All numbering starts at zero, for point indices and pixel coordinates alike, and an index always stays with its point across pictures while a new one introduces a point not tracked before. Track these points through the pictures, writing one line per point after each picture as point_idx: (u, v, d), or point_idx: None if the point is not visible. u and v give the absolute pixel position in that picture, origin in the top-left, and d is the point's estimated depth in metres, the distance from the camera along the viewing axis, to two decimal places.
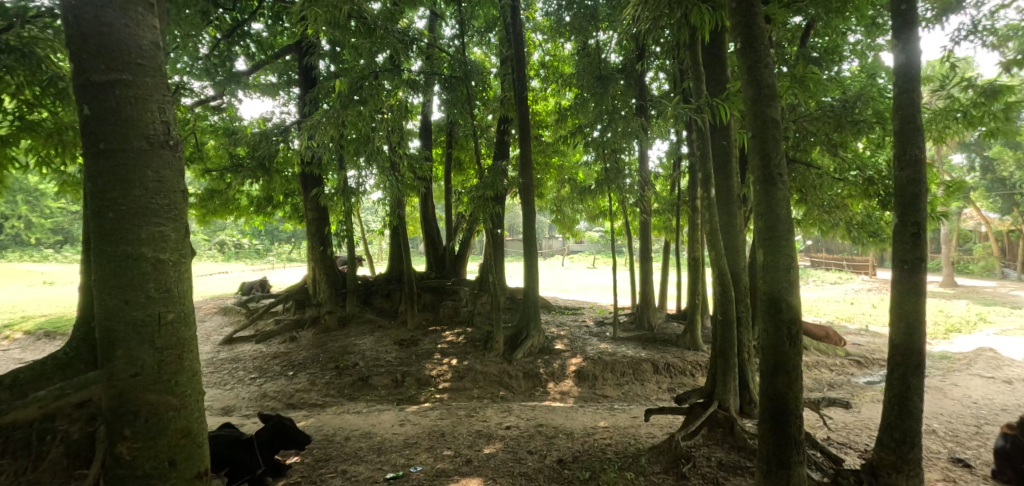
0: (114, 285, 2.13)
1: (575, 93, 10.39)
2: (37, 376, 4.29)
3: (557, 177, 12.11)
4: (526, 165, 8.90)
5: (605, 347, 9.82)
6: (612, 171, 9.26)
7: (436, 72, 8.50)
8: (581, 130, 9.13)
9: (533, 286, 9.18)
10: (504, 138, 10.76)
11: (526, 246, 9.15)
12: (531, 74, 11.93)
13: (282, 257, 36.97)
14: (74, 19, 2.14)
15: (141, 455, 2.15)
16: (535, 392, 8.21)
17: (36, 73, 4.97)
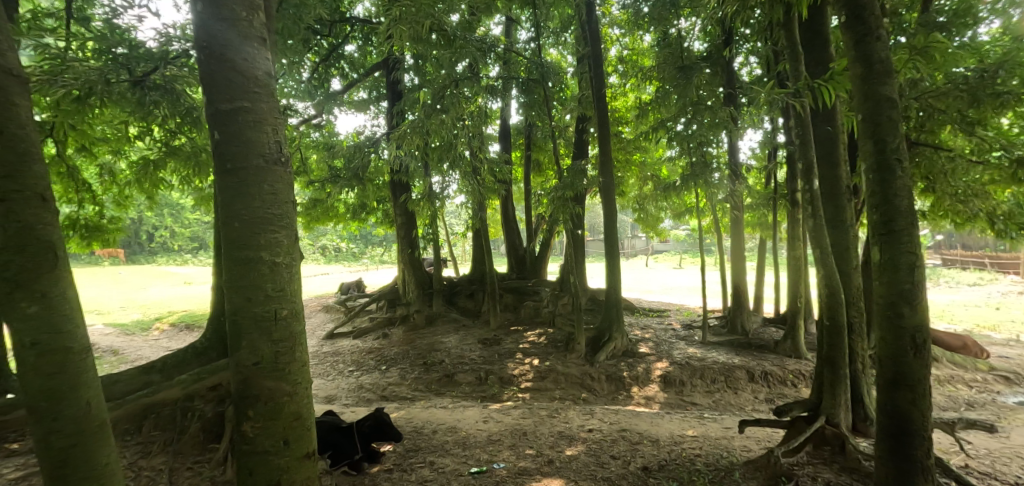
0: (239, 285, 2.44)
1: (656, 86, 10.05)
2: (180, 362, 4.98)
3: (639, 174, 11.79)
4: (607, 164, 8.79)
5: (694, 351, 9.40)
6: (699, 166, 8.78)
7: (514, 75, 8.66)
8: (663, 125, 8.82)
9: (615, 287, 9.02)
10: (584, 137, 10.63)
11: (609, 245, 9.00)
12: (609, 71, 11.73)
13: (375, 259, 39.41)
14: (203, 57, 2.46)
15: (262, 433, 2.48)
16: (619, 396, 8.05)
17: (176, 104, 5.71)
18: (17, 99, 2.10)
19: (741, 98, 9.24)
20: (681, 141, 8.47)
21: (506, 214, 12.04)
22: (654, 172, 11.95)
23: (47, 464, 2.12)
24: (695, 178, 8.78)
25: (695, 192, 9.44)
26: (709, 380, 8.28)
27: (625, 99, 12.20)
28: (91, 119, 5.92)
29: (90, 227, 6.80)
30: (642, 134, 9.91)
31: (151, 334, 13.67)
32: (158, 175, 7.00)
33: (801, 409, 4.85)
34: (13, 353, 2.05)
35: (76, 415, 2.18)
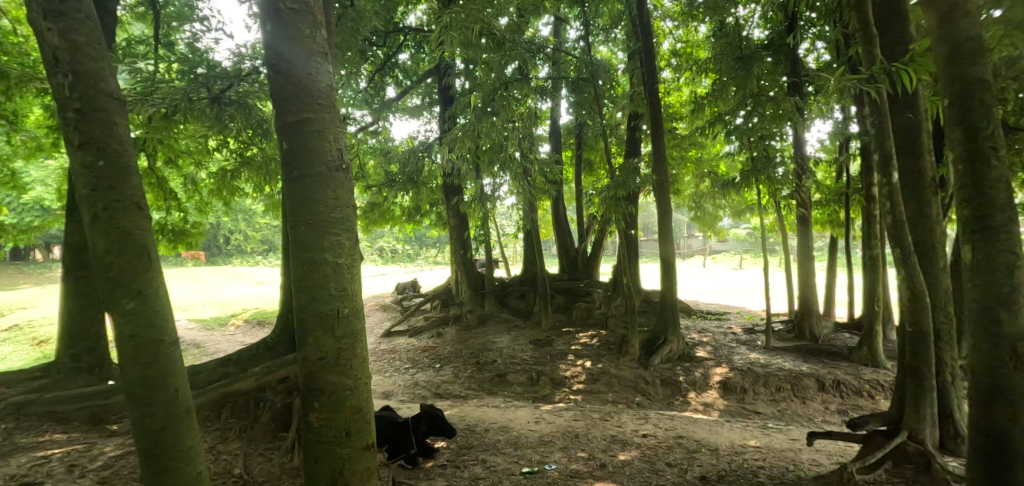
0: (305, 284, 2.61)
1: (712, 78, 9.70)
2: (253, 356, 5.33)
3: (695, 172, 11.43)
4: (661, 163, 8.60)
5: (756, 357, 8.99)
6: (761, 160, 8.32)
7: (563, 75, 8.63)
8: (720, 119, 8.51)
9: (671, 288, 8.79)
10: (636, 134, 10.18)
11: (664, 245, 8.79)
12: (662, 65, 11.45)
13: (429, 260, 40.39)
14: (271, 72, 2.64)
15: (326, 424, 2.66)
16: (676, 401, 7.82)
17: (248, 117, 6.12)
18: (118, 117, 2.34)
19: (806, 87, 8.76)
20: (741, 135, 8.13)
21: (557, 214, 12.00)
22: (711, 168, 11.53)
23: (143, 444, 2.38)
24: (756, 173, 8.28)
25: (756, 189, 9.02)
26: (774, 388, 7.89)
27: (679, 93, 11.88)
28: (175, 135, 6.46)
29: (176, 232, 7.41)
30: (698, 130, 9.61)
31: (227, 330, 14.68)
32: (233, 184, 7.53)
33: (879, 422, 4.42)
34: (115, 344, 2.29)
35: (166, 401, 2.41)
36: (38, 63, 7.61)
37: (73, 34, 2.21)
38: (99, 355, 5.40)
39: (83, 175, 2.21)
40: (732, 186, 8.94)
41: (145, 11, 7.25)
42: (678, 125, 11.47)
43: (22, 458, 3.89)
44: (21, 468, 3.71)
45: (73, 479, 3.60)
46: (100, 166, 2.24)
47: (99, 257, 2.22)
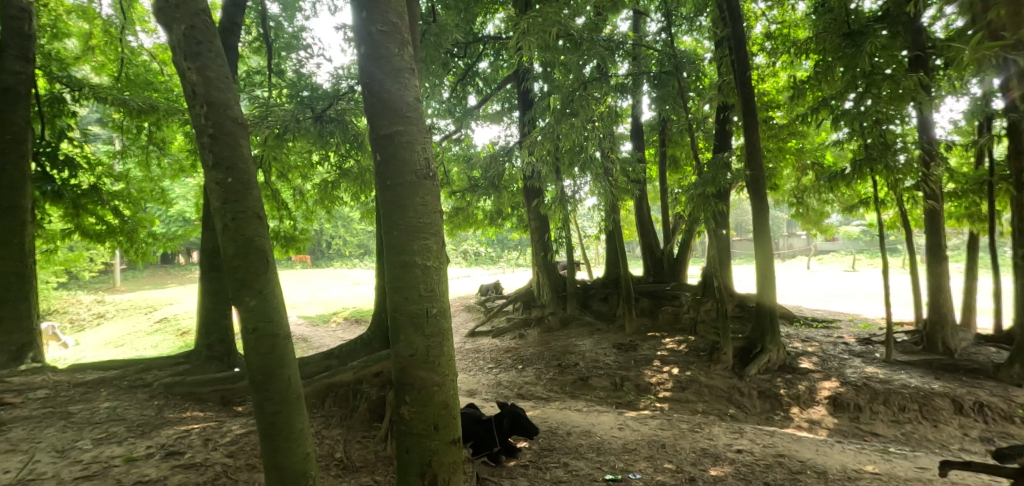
0: (398, 285, 2.82)
1: (814, 59, 8.94)
2: (352, 351, 5.76)
3: (796, 163, 10.59)
4: (755, 157, 8.10)
5: (872, 371, 8.12)
6: (877, 148, 7.49)
7: (645, 71, 8.36)
8: (826, 105, 7.80)
9: (770, 289, 8.22)
10: (726, 126, 9.73)
11: (760, 244, 8.25)
12: (754, 50, 10.74)
13: (511, 262, 41.05)
14: (366, 90, 2.87)
15: (416, 417, 2.85)
16: (773, 416, 7.29)
17: (346, 133, 6.65)
18: (243, 139, 2.65)
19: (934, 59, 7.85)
20: (850, 122, 7.36)
21: (640, 214, 11.68)
22: (814, 159, 10.61)
23: (264, 426, 2.69)
24: (871, 162, 7.46)
25: (872, 180, 8.16)
26: (896, 407, 7.07)
27: (775, 79, 11.09)
28: (285, 153, 7.17)
29: (287, 238, 8.19)
30: (799, 119, 8.85)
31: (330, 326, 15.98)
32: (335, 193, 8.19)
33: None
34: (241, 336, 2.60)
35: (281, 388, 2.69)
36: (180, 96, 8.84)
37: (207, 70, 2.55)
38: (227, 346, 6.13)
39: (215, 190, 2.54)
40: (840, 179, 8.10)
41: (260, 44, 8.16)
42: (774, 115, 10.68)
43: (169, 430, 4.52)
44: (169, 439, 4.31)
45: (208, 451, 4.12)
46: (228, 182, 2.55)
47: (228, 259, 2.54)
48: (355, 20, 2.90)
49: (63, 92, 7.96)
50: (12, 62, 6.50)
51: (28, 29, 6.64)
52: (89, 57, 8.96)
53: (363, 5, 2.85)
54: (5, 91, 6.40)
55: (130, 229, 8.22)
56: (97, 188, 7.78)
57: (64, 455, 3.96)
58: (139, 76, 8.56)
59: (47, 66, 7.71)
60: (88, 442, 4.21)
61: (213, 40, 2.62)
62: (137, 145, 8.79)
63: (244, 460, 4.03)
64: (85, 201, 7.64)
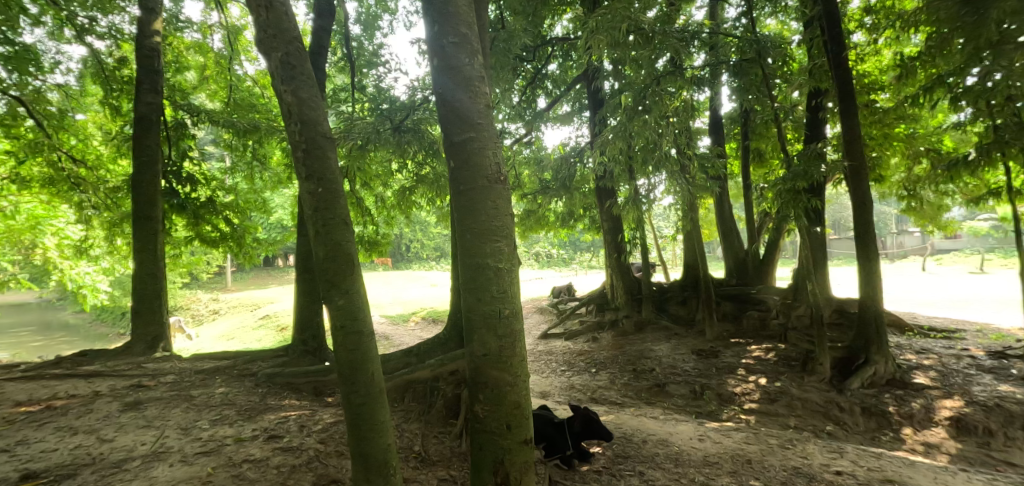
0: (472, 286, 2.92)
1: (924, 32, 8.03)
2: (429, 349, 5.99)
3: (906, 151, 9.58)
4: (855, 146, 7.44)
5: (1005, 390, 7.15)
6: (1011, 130, 6.68)
7: (723, 60, 7.66)
8: (942, 83, 6.99)
9: (875, 289, 7.53)
10: (819, 114, 9.04)
11: (862, 241, 7.57)
12: (852, 26, 9.84)
13: (584, 265, 40.65)
14: (440, 100, 3.00)
15: (490, 415, 2.93)
16: (880, 437, 6.62)
17: (422, 141, 6.96)
18: (332, 152, 2.87)
19: None
20: (974, 101, 6.52)
21: (722, 213, 11.08)
22: (928, 146, 9.53)
23: (352, 416, 2.90)
24: (1001, 145, 6.62)
25: (1001, 167, 7.20)
26: None
27: (878, 58, 10.11)
28: (367, 163, 7.62)
29: (370, 242, 8.69)
30: (908, 101, 7.96)
31: (409, 325, 16.72)
32: (413, 199, 8.57)
33: None
34: (331, 332, 2.82)
35: (366, 382, 2.88)
36: (279, 116, 9.69)
37: (300, 91, 2.79)
38: (319, 341, 6.62)
39: (308, 199, 2.77)
40: (961, 167, 7.24)
41: (344, 63, 8.76)
42: (878, 97, 9.69)
43: (270, 416, 4.97)
44: (271, 423, 4.74)
45: (303, 437, 4.47)
46: (319, 192, 2.78)
47: (319, 262, 2.77)
48: (429, 33, 3.05)
49: (184, 118, 9.04)
50: (146, 94, 7.49)
51: (158, 66, 7.63)
52: (204, 86, 10.08)
53: (436, 19, 2.99)
54: (141, 119, 7.38)
55: (239, 235, 9.11)
56: (212, 200, 8.76)
57: (188, 433, 4.49)
58: (244, 99, 9.51)
59: (172, 96, 8.81)
60: (206, 423, 4.73)
61: (305, 64, 2.86)
62: (243, 161, 9.77)
63: (334, 447, 4.33)
64: (204, 212, 8.71)
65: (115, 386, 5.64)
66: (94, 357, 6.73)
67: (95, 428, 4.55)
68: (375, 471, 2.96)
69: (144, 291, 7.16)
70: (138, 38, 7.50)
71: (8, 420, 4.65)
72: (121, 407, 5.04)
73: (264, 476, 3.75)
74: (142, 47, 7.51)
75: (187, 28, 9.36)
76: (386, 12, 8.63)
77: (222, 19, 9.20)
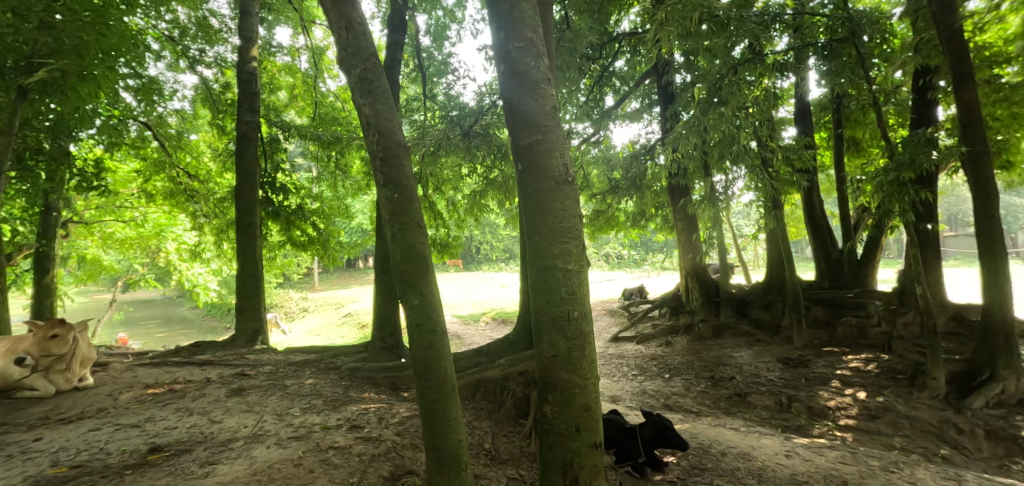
0: (541, 287, 2.96)
1: None
2: (500, 349, 6.09)
3: None
4: (972, 130, 6.64)
5: None
6: None
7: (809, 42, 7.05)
8: None
9: (1001, 293, 6.65)
10: (927, 95, 8.14)
11: (983, 237, 6.72)
12: None
13: (656, 266, 39.44)
14: (507, 105, 3.06)
15: (559, 417, 2.94)
16: (1008, 465, 5.83)
17: (491, 145, 7.11)
18: (406, 159, 3.01)
19: None
20: None
21: (811, 209, 10.23)
22: None
23: (425, 410, 3.04)
24: None
25: None
26: None
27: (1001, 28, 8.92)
28: (439, 168, 7.90)
29: (442, 244, 9.00)
30: None
31: (480, 325, 17.11)
32: (483, 201, 8.76)
33: None
34: (406, 330, 2.97)
35: (439, 379, 3.00)
36: (358, 127, 10.30)
37: (377, 104, 2.96)
38: (396, 339, 6.96)
39: (386, 206, 2.94)
40: None
41: (416, 73, 9.15)
42: (1001, 72, 8.54)
43: (352, 407, 5.29)
44: (353, 414, 5.05)
45: (381, 429, 4.72)
46: (394, 198, 2.93)
47: (396, 264, 2.93)
48: (495, 40, 3.11)
49: (277, 134, 9.87)
50: (246, 114, 8.26)
51: (255, 88, 8.40)
52: (294, 104, 10.95)
53: (502, 26, 3.05)
54: (242, 137, 8.15)
55: (325, 239, 9.78)
56: (301, 206, 9.52)
57: (283, 419, 4.89)
58: (328, 113, 10.24)
59: (268, 114, 9.67)
60: (297, 410, 5.13)
61: (381, 77, 3.02)
62: (328, 171, 10.50)
63: (409, 439, 4.54)
64: (295, 218, 9.52)
65: (222, 374, 6.27)
66: (204, 349, 7.53)
67: (206, 410, 5.09)
68: (448, 465, 3.07)
69: (245, 290, 7.89)
70: (239, 64, 8.32)
71: (139, 400, 5.33)
72: (227, 393, 5.59)
73: (348, 463, 4.00)
74: (243, 72, 8.32)
75: (278, 52, 10.22)
76: (454, 22, 8.90)
77: (308, 41, 9.96)
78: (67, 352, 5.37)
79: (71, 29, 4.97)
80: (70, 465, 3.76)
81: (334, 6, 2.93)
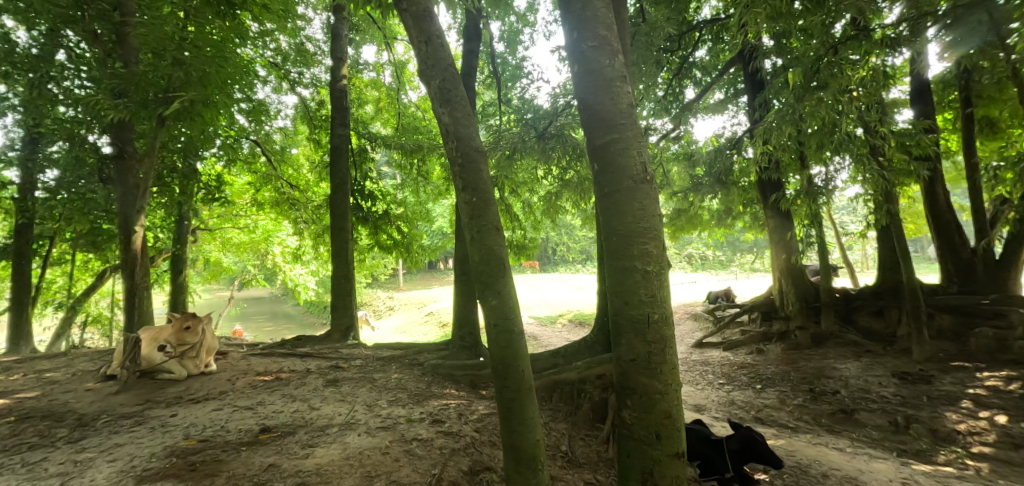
0: (619, 289, 2.91)
1: None
2: (578, 351, 6.04)
3: None
4: None
5: None
6: None
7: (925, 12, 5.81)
8: None
9: None
10: None
11: None
12: None
13: (745, 268, 37.02)
14: (582, 105, 3.05)
15: (638, 424, 2.87)
16: None
17: (566, 146, 7.09)
18: (483, 164, 3.10)
19: None
20: None
21: (933, 203, 9.06)
22: None
23: (504, 408, 3.10)
24: None
25: None
26: None
27: None
28: (514, 171, 8.00)
29: (519, 246, 9.12)
30: None
31: (556, 326, 17.09)
32: (559, 202, 8.75)
33: None
34: (485, 330, 3.05)
35: (516, 379, 3.05)
36: (438, 135, 10.71)
37: (455, 112, 3.07)
38: (475, 338, 7.15)
39: (465, 209, 3.04)
40: None
41: (491, 79, 9.36)
42: None
43: (435, 402, 5.52)
44: (435, 409, 5.27)
45: (461, 424, 4.88)
46: (473, 201, 3.02)
47: (475, 264, 3.02)
48: (568, 40, 3.12)
49: (365, 144, 10.53)
50: (338, 128, 8.90)
51: (345, 103, 9.03)
52: (379, 116, 11.62)
53: (574, 26, 3.05)
54: (335, 149, 8.80)
55: (408, 242, 10.28)
56: (387, 212, 10.11)
57: (373, 410, 5.20)
58: (410, 123, 10.78)
59: (356, 127, 10.35)
60: (385, 403, 5.45)
61: (458, 86, 3.13)
62: (411, 178, 11.02)
63: (488, 436, 4.65)
64: (381, 223, 10.12)
65: (320, 366, 6.81)
66: (304, 342, 8.22)
67: (307, 397, 5.55)
68: (524, 464, 3.11)
69: (339, 289, 8.48)
70: (331, 83, 8.99)
71: (252, 386, 5.93)
72: (324, 383, 6.06)
73: (430, 455, 4.17)
74: (334, 89, 8.97)
75: (365, 69, 10.94)
76: (526, 26, 8.97)
77: (391, 57, 10.54)
78: (198, 341, 6.12)
79: (197, 63, 5.70)
80: (198, 439, 4.28)
81: (415, 22, 3.08)
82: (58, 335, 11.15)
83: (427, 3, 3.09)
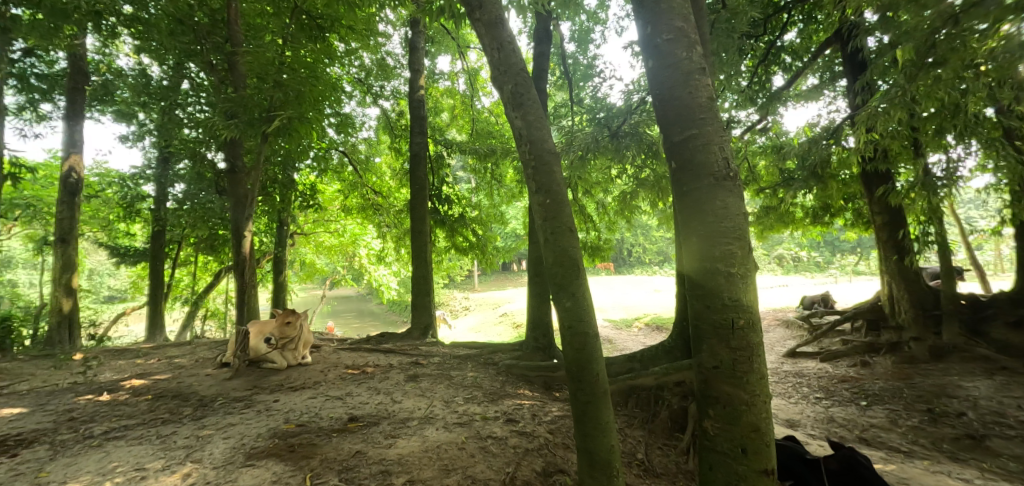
0: (700, 292, 2.79)
1: None
2: (655, 356, 5.86)
3: None
4: None
5: None
6: None
7: None
8: None
9: None
10: None
11: None
12: None
13: (845, 270, 33.87)
14: (658, 101, 2.96)
15: (721, 435, 2.73)
16: None
17: (641, 145, 6.85)
18: (556, 166, 3.11)
19: None
20: None
21: None
22: None
23: (579, 412, 3.08)
24: None
25: None
26: None
27: None
28: (588, 172, 7.93)
29: (593, 248, 9.00)
30: None
31: (633, 330, 16.64)
32: (635, 203, 8.52)
33: None
34: (559, 332, 3.05)
35: (591, 383, 3.02)
36: (511, 138, 10.87)
37: (528, 115, 3.11)
38: (549, 340, 7.15)
39: (538, 211, 3.06)
40: None
41: (563, 80, 9.36)
42: None
43: (509, 401, 5.60)
44: (509, 408, 5.35)
45: (535, 425, 4.91)
46: (547, 203, 3.04)
47: (550, 266, 3.03)
48: (642, 35, 3.04)
49: (442, 151, 10.93)
50: (417, 136, 9.31)
51: (424, 112, 9.43)
52: (455, 122, 12.00)
53: (649, 20, 2.97)
54: (414, 156, 9.20)
55: (483, 244, 10.54)
56: (463, 215, 10.41)
57: (450, 406, 5.38)
58: (485, 128, 11.04)
59: (434, 134, 10.78)
60: (462, 399, 5.62)
61: (531, 90, 3.16)
62: (485, 181, 11.29)
63: (562, 439, 4.65)
64: (458, 226, 10.44)
65: (402, 362, 7.15)
66: (387, 339, 8.69)
67: (390, 391, 5.86)
68: (600, 469, 3.06)
69: (419, 289, 8.85)
70: (410, 94, 9.43)
71: (342, 378, 6.36)
72: (405, 378, 6.37)
73: (504, 453, 4.24)
74: (413, 100, 9.40)
75: (441, 78, 11.38)
76: (598, 23, 8.84)
77: (465, 64, 10.85)
78: (297, 334, 6.72)
79: (294, 84, 6.24)
80: (296, 424, 4.67)
81: (488, 30, 3.16)
82: (183, 327, 12.67)
83: (498, 11, 3.16)
